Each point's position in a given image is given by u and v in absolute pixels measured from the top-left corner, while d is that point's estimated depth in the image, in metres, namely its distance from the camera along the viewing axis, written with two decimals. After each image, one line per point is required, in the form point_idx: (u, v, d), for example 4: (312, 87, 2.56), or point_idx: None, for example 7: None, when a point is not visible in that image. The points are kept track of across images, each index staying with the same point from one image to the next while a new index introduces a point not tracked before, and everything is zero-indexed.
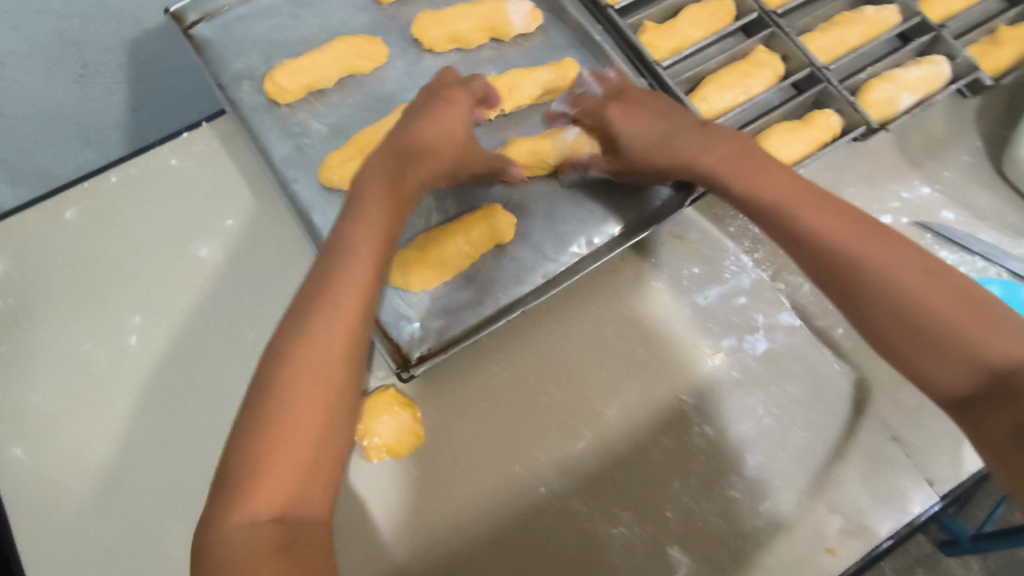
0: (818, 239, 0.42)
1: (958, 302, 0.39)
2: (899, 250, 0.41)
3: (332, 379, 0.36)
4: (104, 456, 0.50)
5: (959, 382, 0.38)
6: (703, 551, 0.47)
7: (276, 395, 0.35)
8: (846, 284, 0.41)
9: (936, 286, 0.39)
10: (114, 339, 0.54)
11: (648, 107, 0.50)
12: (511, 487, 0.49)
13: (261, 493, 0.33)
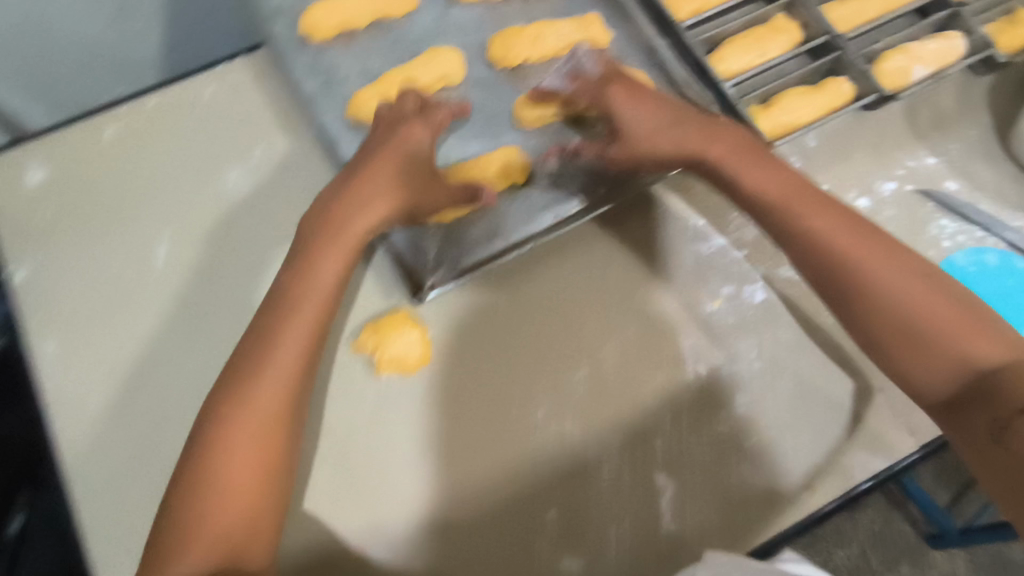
0: (812, 236, 0.46)
1: (941, 306, 0.42)
2: (886, 256, 0.44)
3: (263, 430, 0.42)
4: (129, 355, 0.53)
5: (942, 383, 0.41)
6: (689, 479, 0.50)
7: (213, 453, 0.41)
8: (836, 284, 0.45)
9: (922, 288, 0.43)
10: (143, 248, 0.56)
11: (656, 105, 0.54)
12: (511, 410, 0.52)
13: (197, 548, 0.39)
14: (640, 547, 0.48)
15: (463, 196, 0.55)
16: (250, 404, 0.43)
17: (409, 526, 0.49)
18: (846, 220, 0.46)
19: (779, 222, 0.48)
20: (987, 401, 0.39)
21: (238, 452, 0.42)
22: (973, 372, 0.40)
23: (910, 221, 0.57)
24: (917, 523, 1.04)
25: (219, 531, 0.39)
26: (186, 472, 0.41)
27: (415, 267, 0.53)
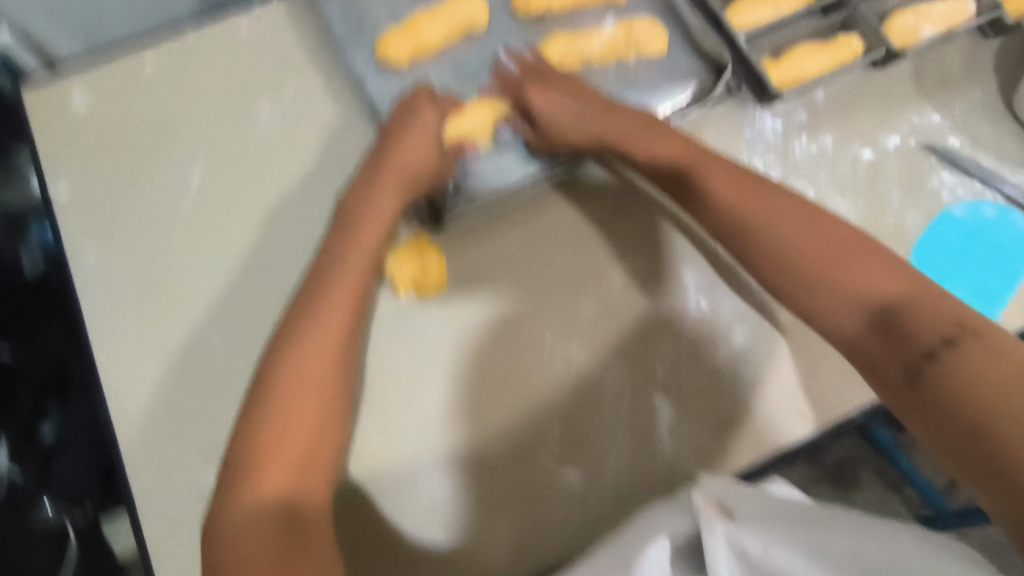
0: (719, 197, 0.49)
1: (833, 249, 0.44)
2: (777, 208, 0.48)
3: (321, 382, 0.46)
4: (165, 269, 0.57)
5: (849, 321, 0.42)
6: (687, 402, 0.53)
7: (272, 397, 0.44)
8: (738, 236, 0.48)
9: (821, 238, 0.45)
10: (181, 173, 0.60)
11: (565, 92, 0.58)
12: (520, 332, 0.55)
13: (264, 481, 0.42)
14: (640, 462, 0.51)
15: (477, 128, 0.59)
16: (305, 357, 0.46)
17: (427, 436, 0.52)
18: (754, 187, 0.49)
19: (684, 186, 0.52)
20: (897, 340, 0.38)
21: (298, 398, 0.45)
22: (876, 307, 0.40)
23: (912, 174, 0.59)
24: (912, 506, 1.06)
25: (282, 479, 0.42)
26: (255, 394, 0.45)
27: (436, 195, 0.57)
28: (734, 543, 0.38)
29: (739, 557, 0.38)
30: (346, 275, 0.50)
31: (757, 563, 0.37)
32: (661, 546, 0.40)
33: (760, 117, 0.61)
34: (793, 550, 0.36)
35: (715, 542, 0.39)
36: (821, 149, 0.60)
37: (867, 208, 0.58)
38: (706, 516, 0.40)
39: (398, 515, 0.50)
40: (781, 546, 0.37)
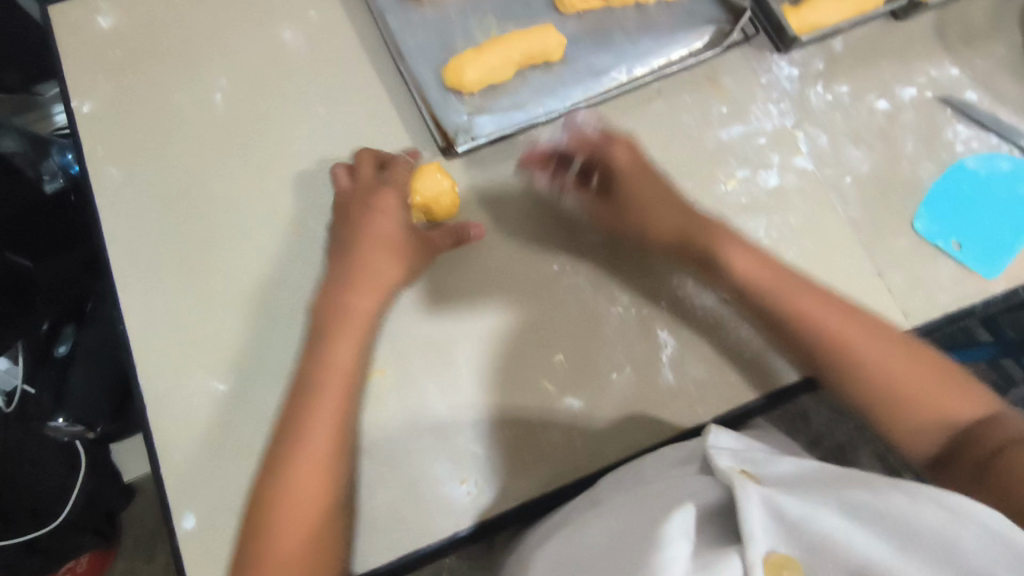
0: (808, 318, 0.49)
1: (914, 372, 0.47)
2: (860, 332, 0.48)
3: (321, 459, 0.46)
4: (182, 186, 0.58)
5: (927, 441, 0.45)
6: (690, 336, 0.54)
7: (279, 458, 0.46)
8: (822, 364, 0.49)
9: (903, 363, 0.47)
10: (200, 93, 0.60)
11: (641, 165, 0.55)
12: (528, 262, 0.56)
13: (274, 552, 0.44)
14: (641, 391, 0.52)
15: (495, 71, 0.58)
16: (307, 416, 0.47)
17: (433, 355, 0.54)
18: (830, 301, 0.50)
19: (765, 308, 0.51)
20: (965, 451, 0.43)
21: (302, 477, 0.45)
22: (955, 431, 0.44)
23: (927, 126, 0.59)
24: None
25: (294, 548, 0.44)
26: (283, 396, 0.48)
27: (450, 125, 0.58)
28: (770, 506, 0.35)
29: (776, 519, 0.34)
30: (333, 368, 0.48)
31: (795, 525, 0.33)
32: (687, 513, 0.37)
33: (777, 64, 0.61)
34: (829, 514, 0.33)
35: (750, 504, 0.35)
36: (837, 98, 0.60)
37: (880, 156, 0.58)
38: (738, 485, 0.37)
39: (401, 429, 0.51)
40: (813, 507, 0.34)
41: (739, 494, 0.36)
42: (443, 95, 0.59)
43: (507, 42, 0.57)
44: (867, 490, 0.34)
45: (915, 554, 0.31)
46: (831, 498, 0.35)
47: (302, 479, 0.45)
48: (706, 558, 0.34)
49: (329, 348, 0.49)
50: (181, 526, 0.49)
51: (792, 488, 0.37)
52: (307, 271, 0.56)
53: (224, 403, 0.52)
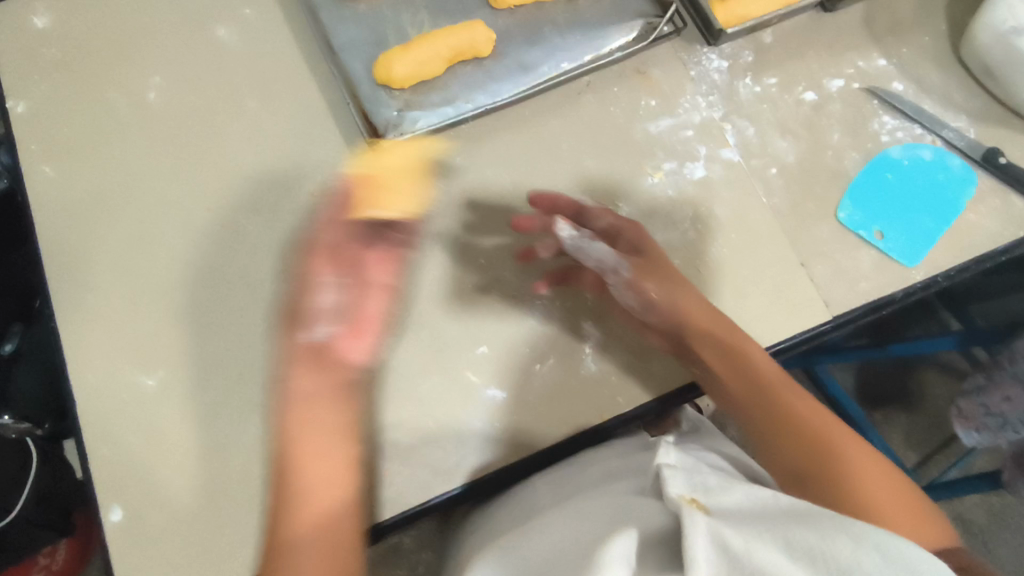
0: (799, 413, 0.47)
1: (896, 492, 0.44)
2: (849, 443, 0.46)
3: (336, 437, 0.45)
4: (115, 184, 0.59)
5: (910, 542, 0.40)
6: (612, 327, 0.55)
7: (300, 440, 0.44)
8: (810, 461, 0.45)
9: (888, 484, 0.44)
10: (134, 91, 0.61)
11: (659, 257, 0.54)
12: (455, 255, 0.57)
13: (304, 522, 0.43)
14: (563, 381, 0.54)
15: (423, 68, 0.58)
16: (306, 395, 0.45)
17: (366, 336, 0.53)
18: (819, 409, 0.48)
19: (761, 398, 0.48)
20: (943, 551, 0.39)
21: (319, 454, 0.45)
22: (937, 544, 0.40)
23: (853, 117, 0.60)
24: None
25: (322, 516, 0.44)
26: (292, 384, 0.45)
27: (378, 121, 0.58)
28: (717, 538, 0.33)
29: (721, 550, 0.33)
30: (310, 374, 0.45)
31: (738, 558, 0.32)
32: (628, 537, 0.36)
33: (706, 56, 0.62)
34: (773, 550, 0.32)
35: (697, 536, 0.34)
36: (765, 90, 0.61)
37: (805, 147, 0.59)
38: (688, 514, 0.36)
39: None
40: (755, 540, 0.33)
41: (687, 525, 0.35)
42: (373, 90, 0.59)
43: (439, 44, 0.58)
44: (812, 527, 0.33)
45: None
46: (773, 531, 0.33)
47: (320, 454, 0.44)
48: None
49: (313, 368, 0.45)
50: (108, 519, 0.50)
51: (742, 517, 0.36)
52: (239, 268, 0.57)
53: (154, 397, 0.53)
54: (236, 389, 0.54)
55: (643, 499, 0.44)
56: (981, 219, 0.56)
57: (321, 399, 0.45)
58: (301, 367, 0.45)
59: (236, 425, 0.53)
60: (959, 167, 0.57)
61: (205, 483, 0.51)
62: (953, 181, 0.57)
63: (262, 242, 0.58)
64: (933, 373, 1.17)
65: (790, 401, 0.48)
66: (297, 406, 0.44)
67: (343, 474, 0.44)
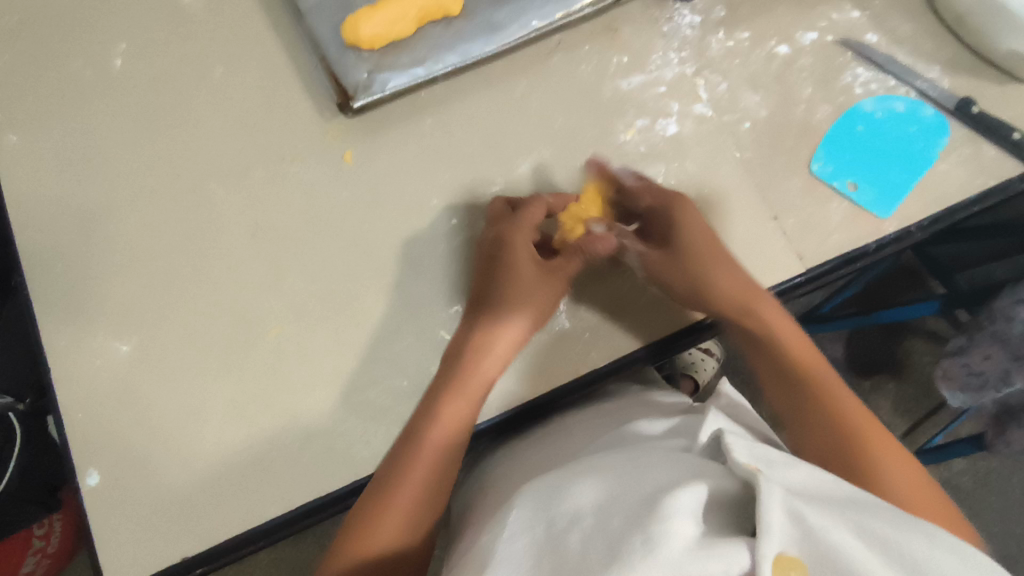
0: (844, 412, 0.51)
1: (926, 501, 0.47)
2: (891, 448, 0.50)
3: (478, 390, 0.50)
4: (82, 149, 0.58)
5: None
6: (587, 285, 0.55)
7: (443, 380, 0.51)
8: (850, 455, 0.49)
9: (922, 492, 0.48)
10: (99, 58, 0.61)
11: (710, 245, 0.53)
12: (428, 216, 0.58)
13: (420, 460, 0.49)
14: (538, 338, 0.54)
15: (391, 28, 0.58)
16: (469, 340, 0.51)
17: (454, 313, 0.55)
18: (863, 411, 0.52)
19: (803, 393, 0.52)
20: None
21: (454, 403, 0.50)
22: None
23: (826, 69, 0.59)
24: None
25: (435, 451, 0.49)
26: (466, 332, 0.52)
27: (349, 85, 0.58)
28: (794, 511, 0.32)
29: (796, 524, 0.31)
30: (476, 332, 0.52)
31: (813, 535, 0.31)
32: (697, 492, 0.35)
33: (678, 12, 0.62)
34: (849, 534, 0.31)
35: (772, 504, 0.32)
36: (738, 45, 0.61)
37: (776, 100, 0.59)
38: (762, 479, 0.34)
39: (304, 382, 0.53)
40: (831, 523, 0.32)
41: (763, 490, 0.33)
42: (343, 53, 0.59)
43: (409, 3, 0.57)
44: (890, 520, 0.33)
45: None
46: (848, 516, 0.33)
47: (452, 403, 0.50)
48: (709, 542, 0.32)
49: (476, 321, 0.52)
50: (85, 484, 0.50)
51: (812, 494, 0.35)
52: (211, 232, 0.57)
53: (127, 364, 0.53)
54: (210, 353, 0.54)
55: (705, 460, 0.41)
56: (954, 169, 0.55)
57: (470, 354, 0.51)
58: (475, 336, 0.52)
59: (211, 390, 0.53)
60: (933, 117, 0.57)
61: (182, 448, 0.51)
62: (923, 134, 0.57)
63: (231, 207, 0.57)
64: (921, 341, 1.17)
65: (837, 399, 0.52)
66: (456, 355, 0.52)
67: (471, 412, 0.50)
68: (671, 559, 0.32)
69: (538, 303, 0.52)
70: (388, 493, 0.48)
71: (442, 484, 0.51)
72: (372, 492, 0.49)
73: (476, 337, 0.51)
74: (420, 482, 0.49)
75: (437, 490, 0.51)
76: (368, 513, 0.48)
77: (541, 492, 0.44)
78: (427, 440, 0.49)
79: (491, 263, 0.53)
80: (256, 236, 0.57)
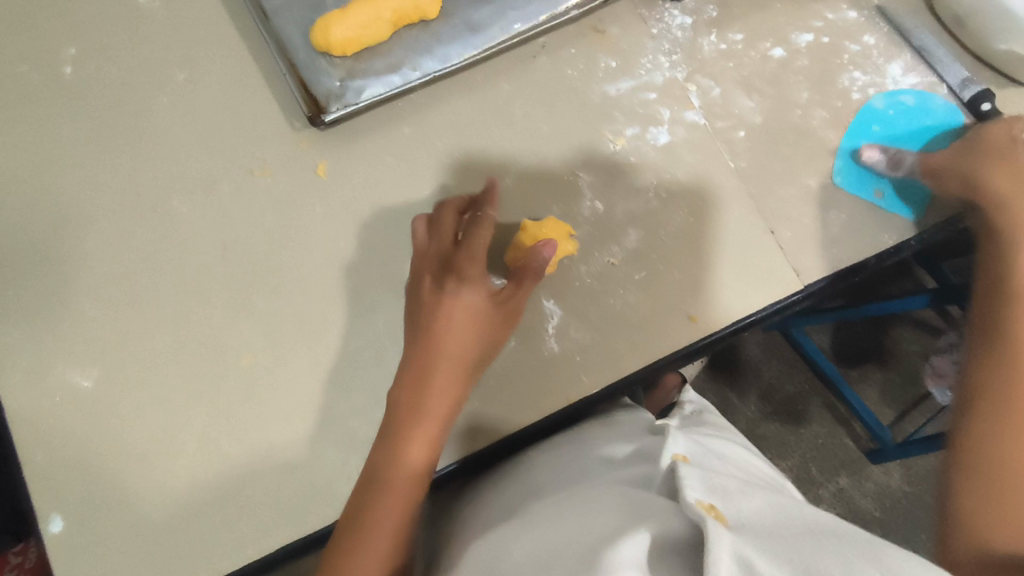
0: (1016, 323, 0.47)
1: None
2: None
3: (441, 415, 0.47)
4: (32, 167, 0.54)
5: (1000, 464, 0.43)
6: (576, 305, 0.52)
7: (406, 408, 0.47)
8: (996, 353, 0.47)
9: None
10: (47, 66, 0.56)
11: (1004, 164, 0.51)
12: (409, 232, 0.55)
13: (389, 499, 0.45)
14: (525, 363, 0.51)
15: (364, 31, 0.54)
16: (428, 364, 0.47)
17: None
18: None
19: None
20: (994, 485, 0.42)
21: (417, 434, 0.46)
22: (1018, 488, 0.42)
23: (821, 72, 0.57)
24: (859, 440, 1.15)
25: (403, 488, 0.46)
26: (417, 355, 0.48)
27: (321, 94, 0.55)
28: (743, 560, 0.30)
29: None
30: (439, 357, 0.47)
31: None
32: (639, 540, 0.34)
33: (669, 12, 0.59)
34: None
35: (721, 551, 0.31)
36: (730, 47, 0.58)
37: (770, 106, 0.56)
38: (710, 523, 0.32)
39: (279, 413, 0.50)
40: (780, 568, 0.30)
41: (711, 535, 0.32)
42: (313, 58, 0.55)
43: (382, 7, 0.53)
44: (836, 555, 0.31)
45: None
46: (793, 556, 0.31)
47: (417, 436, 0.46)
48: None
49: (423, 346, 0.48)
50: (47, 530, 0.47)
51: (760, 535, 0.34)
52: (175, 253, 0.53)
53: (89, 396, 0.50)
54: (176, 385, 0.51)
55: (659, 498, 0.39)
56: (957, 165, 0.52)
57: (430, 378, 0.47)
58: (427, 357, 0.47)
59: (179, 423, 0.50)
60: (944, 107, 0.56)
61: (149, 487, 0.48)
62: (943, 127, 0.56)
63: (197, 225, 0.54)
64: (908, 331, 1.17)
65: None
66: (411, 379, 0.47)
67: (434, 439, 0.47)
68: None
69: (486, 339, 0.48)
70: (355, 536, 0.45)
71: (411, 521, 0.47)
72: (341, 537, 0.45)
73: (432, 359, 0.47)
74: (386, 526, 0.45)
75: (404, 531, 0.47)
76: (335, 562, 0.45)
77: (487, 554, 0.42)
78: (392, 479, 0.45)
79: (433, 298, 0.48)
80: (224, 257, 0.53)
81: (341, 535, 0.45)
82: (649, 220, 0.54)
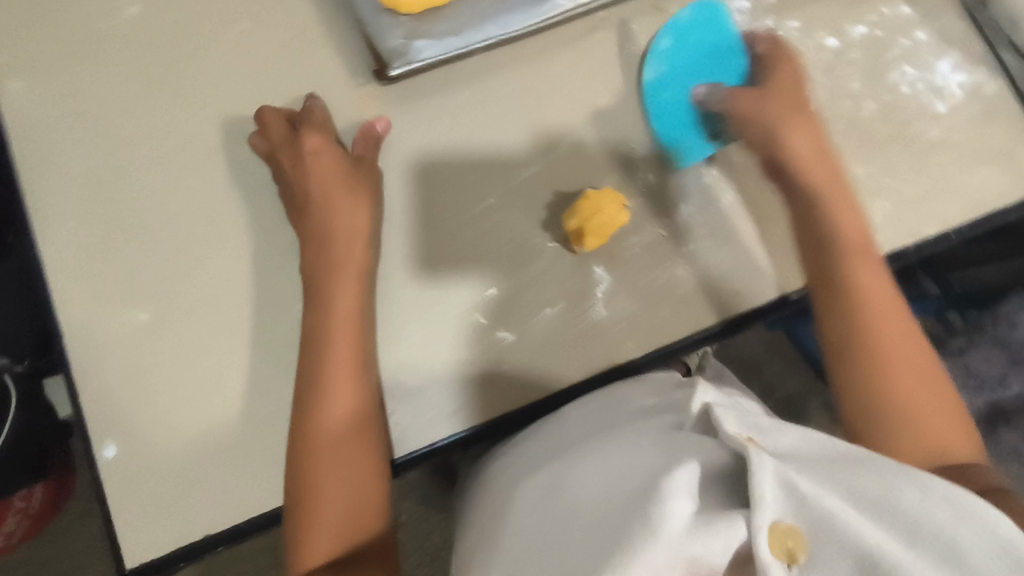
0: (853, 285, 0.50)
1: (908, 373, 0.48)
2: (893, 326, 0.49)
3: (352, 355, 0.48)
4: (94, 103, 0.55)
5: (888, 419, 0.47)
6: (625, 273, 0.54)
7: (315, 355, 0.48)
8: (841, 325, 0.50)
9: (912, 362, 0.48)
10: (113, 4, 0.57)
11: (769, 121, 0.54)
12: (464, 193, 0.55)
13: (321, 457, 0.46)
14: (573, 325, 0.53)
15: None
16: (332, 313, 0.49)
17: (487, 295, 0.53)
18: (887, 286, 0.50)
19: (857, 255, 0.51)
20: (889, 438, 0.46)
21: (337, 379, 0.47)
22: (910, 429, 0.46)
23: (873, 65, 0.59)
24: None
25: (337, 439, 0.47)
26: (315, 305, 0.49)
27: (386, 51, 0.55)
28: (784, 480, 0.33)
29: (787, 492, 0.33)
30: (335, 305, 0.49)
31: (805, 501, 0.32)
32: (688, 469, 0.36)
33: None
34: (839, 498, 0.32)
35: (764, 476, 0.33)
36: (787, 34, 0.59)
37: (822, 94, 0.58)
38: (753, 450, 0.35)
39: None
40: (824, 485, 0.33)
41: (754, 462, 0.34)
42: (381, 14, 0.56)
43: None
44: (876, 477, 0.33)
45: (926, 553, 0.29)
46: (836, 478, 0.33)
47: (336, 385, 0.47)
48: (707, 518, 0.33)
49: (318, 302, 0.49)
50: (102, 455, 0.49)
51: (802, 462, 0.35)
52: (233, 197, 0.54)
53: (144, 330, 0.51)
54: (230, 324, 0.52)
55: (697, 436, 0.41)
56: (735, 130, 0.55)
57: (332, 335, 0.48)
58: (329, 306, 0.49)
59: (233, 361, 0.51)
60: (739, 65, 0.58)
61: (201, 421, 0.50)
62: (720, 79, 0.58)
63: (257, 172, 0.55)
64: None
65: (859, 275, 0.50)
66: (317, 332, 0.49)
67: (348, 383, 0.47)
68: (673, 539, 0.32)
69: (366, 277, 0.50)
70: (304, 496, 0.46)
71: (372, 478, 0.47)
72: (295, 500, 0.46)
73: (330, 306, 0.49)
74: (332, 479, 0.46)
75: (365, 484, 0.47)
76: (298, 537, 0.45)
77: (541, 486, 0.44)
78: (318, 436, 0.47)
79: (325, 249, 0.50)
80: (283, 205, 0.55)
81: (295, 501, 0.46)
82: (699, 196, 0.56)
